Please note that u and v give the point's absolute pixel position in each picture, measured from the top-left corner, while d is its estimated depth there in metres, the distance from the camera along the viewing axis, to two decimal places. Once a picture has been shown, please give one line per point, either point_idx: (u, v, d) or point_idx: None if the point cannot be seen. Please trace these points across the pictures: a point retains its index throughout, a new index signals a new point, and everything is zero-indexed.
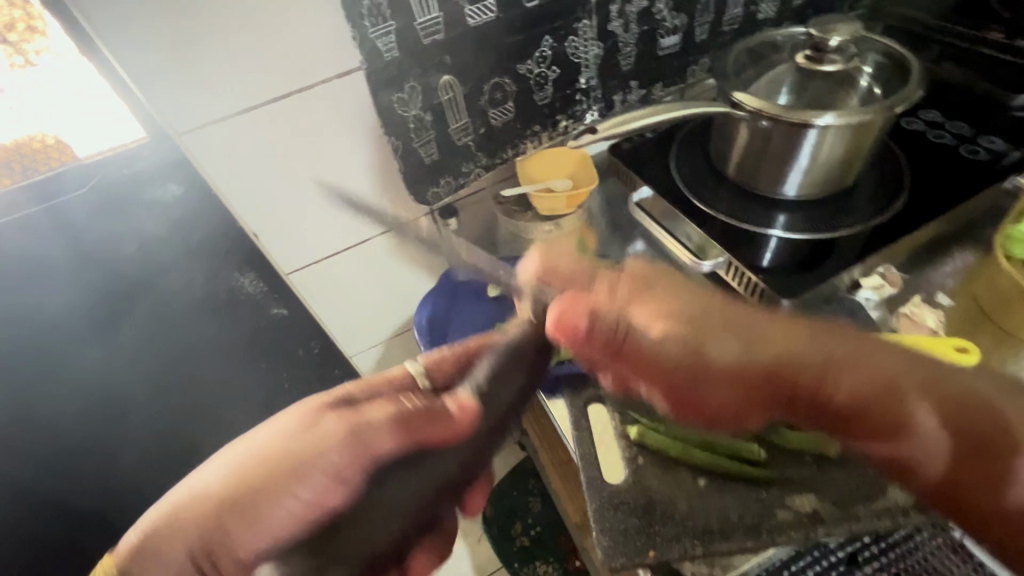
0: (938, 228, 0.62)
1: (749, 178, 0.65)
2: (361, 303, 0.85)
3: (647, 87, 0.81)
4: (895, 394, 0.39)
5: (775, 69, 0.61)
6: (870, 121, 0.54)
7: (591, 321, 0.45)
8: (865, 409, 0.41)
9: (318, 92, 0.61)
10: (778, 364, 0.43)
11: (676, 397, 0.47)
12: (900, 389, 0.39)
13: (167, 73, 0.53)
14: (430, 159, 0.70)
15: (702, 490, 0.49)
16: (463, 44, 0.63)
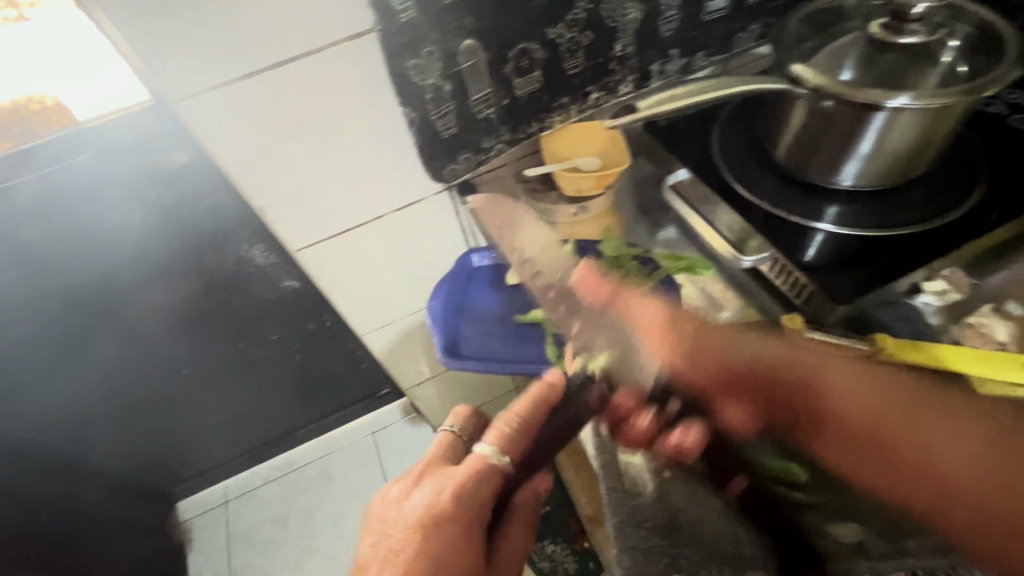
0: (1018, 227, 0.55)
1: (801, 166, 0.58)
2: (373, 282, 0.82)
3: (688, 56, 0.74)
4: (906, 422, 0.40)
5: (841, 40, 0.54)
6: (953, 105, 0.47)
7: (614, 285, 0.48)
8: (879, 430, 0.40)
9: (328, 57, 0.54)
10: (801, 363, 0.43)
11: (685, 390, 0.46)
12: (917, 421, 0.39)
13: (158, 37, 0.48)
14: (447, 134, 0.64)
15: (730, 510, 0.47)
16: (488, 4, 0.57)
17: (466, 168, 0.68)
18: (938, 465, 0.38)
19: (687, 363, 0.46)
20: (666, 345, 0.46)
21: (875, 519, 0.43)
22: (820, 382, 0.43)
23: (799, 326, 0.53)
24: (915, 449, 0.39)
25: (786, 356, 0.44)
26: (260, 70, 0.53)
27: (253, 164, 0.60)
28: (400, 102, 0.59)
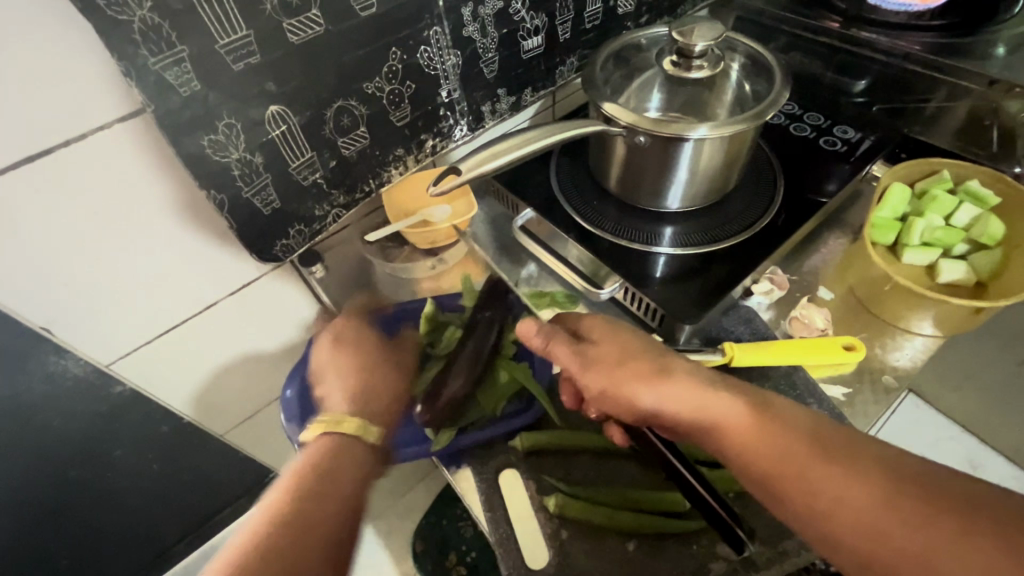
0: (812, 225, 0.64)
1: (632, 195, 0.61)
2: (218, 379, 0.69)
3: (516, 93, 0.75)
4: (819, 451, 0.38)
5: (644, 74, 0.59)
6: (744, 130, 0.52)
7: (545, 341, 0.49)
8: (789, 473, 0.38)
9: (94, 142, 0.45)
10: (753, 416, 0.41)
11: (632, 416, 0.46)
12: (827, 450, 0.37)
13: None
14: (269, 209, 0.57)
15: (633, 557, 0.44)
16: (290, 66, 0.52)
17: (301, 241, 0.62)
18: (880, 530, 0.33)
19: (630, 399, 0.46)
20: (608, 370, 0.46)
21: (755, 529, 0.45)
22: (728, 406, 0.41)
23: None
24: (809, 472, 0.37)
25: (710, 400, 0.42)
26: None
27: (14, 281, 0.47)
28: (201, 185, 0.51)
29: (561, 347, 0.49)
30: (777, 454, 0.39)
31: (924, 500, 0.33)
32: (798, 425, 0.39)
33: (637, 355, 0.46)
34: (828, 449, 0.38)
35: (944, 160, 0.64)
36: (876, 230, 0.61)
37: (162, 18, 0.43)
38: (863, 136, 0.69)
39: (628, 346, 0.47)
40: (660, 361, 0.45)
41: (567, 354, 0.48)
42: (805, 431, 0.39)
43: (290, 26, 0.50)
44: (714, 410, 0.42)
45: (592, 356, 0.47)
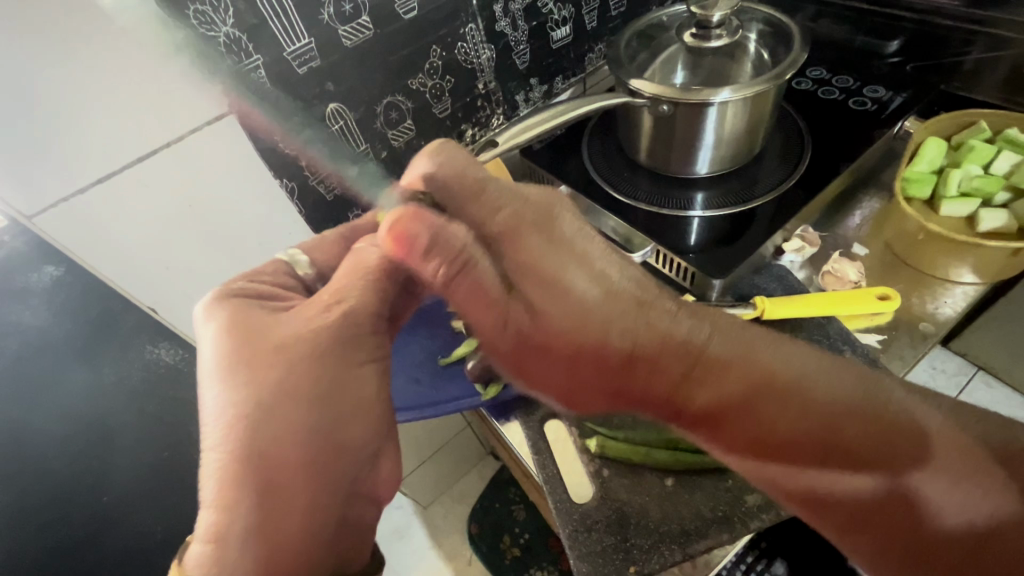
0: (843, 182, 0.65)
1: (662, 164, 0.64)
2: None
3: (547, 82, 0.79)
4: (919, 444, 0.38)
5: (668, 49, 0.62)
6: (766, 91, 0.55)
7: (432, 238, 0.36)
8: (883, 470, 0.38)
9: (190, 142, 0.51)
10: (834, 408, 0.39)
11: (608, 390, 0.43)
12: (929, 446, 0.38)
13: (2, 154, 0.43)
14: (331, 194, 0.66)
15: (671, 491, 0.48)
16: (346, 67, 0.59)
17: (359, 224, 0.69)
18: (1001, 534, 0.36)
19: (584, 365, 0.41)
20: (542, 332, 0.39)
21: None
22: (810, 404, 0.39)
23: None
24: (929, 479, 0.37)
25: (772, 395, 0.39)
26: (114, 170, 0.48)
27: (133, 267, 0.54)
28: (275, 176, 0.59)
29: (466, 284, 0.38)
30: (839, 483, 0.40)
31: (991, 488, 0.37)
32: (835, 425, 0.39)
33: (561, 315, 0.38)
34: (890, 461, 0.38)
35: (979, 112, 0.64)
36: (911, 183, 0.61)
37: (241, 32, 0.52)
38: (893, 94, 0.69)
39: (561, 274, 0.38)
40: (607, 309, 0.39)
41: (470, 297, 0.38)
42: (861, 438, 0.38)
43: (345, 31, 0.57)
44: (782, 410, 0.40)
45: (505, 306, 0.39)
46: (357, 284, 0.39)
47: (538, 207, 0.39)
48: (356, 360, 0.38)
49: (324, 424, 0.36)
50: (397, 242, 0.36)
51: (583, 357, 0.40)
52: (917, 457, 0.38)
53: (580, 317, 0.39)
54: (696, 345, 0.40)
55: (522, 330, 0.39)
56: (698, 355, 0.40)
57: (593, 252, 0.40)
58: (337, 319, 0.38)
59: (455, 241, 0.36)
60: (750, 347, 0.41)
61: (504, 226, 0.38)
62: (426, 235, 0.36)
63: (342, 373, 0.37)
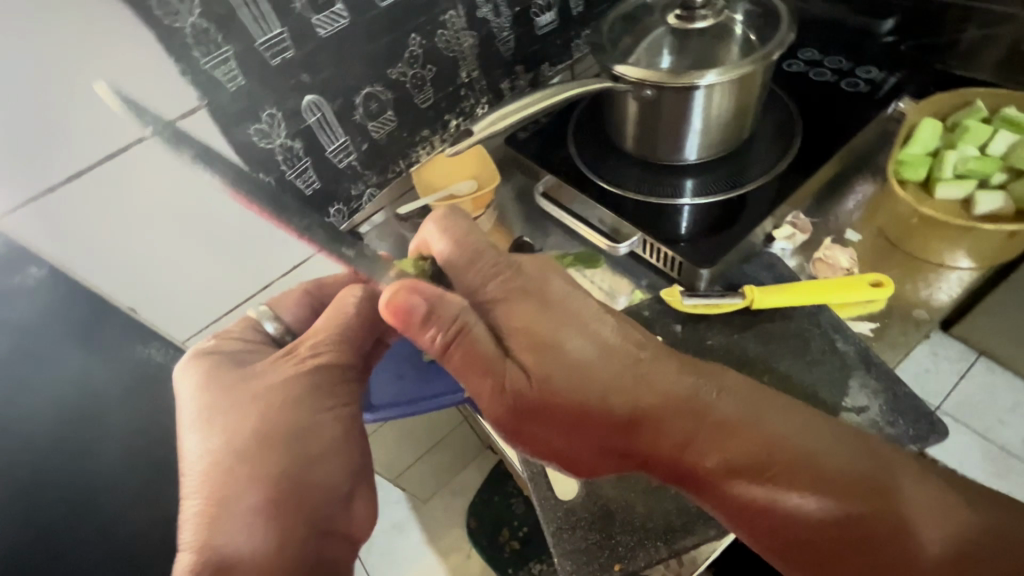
0: (835, 166, 0.63)
1: (650, 151, 0.63)
2: None
3: (533, 69, 0.77)
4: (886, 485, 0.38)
5: (652, 34, 0.59)
6: (753, 72, 0.54)
7: (428, 305, 0.39)
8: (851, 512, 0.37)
9: (160, 138, 0.51)
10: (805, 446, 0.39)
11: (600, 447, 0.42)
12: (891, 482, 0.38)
13: None
14: (312, 190, 0.63)
15: (657, 486, 0.46)
16: (321, 58, 0.58)
17: (341, 220, 0.68)
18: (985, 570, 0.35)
19: (571, 419, 0.41)
20: (542, 398, 0.40)
21: None
22: (776, 438, 0.39)
23: (679, 298, 0.56)
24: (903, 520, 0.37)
25: (742, 428, 0.40)
26: (84, 169, 0.49)
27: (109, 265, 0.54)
28: (252, 171, 0.58)
29: (463, 347, 0.40)
30: (829, 532, 0.37)
31: (963, 516, 0.37)
32: (832, 476, 0.38)
33: (561, 372, 0.41)
34: (879, 520, 0.37)
35: (976, 91, 0.62)
36: (905, 167, 0.59)
37: (209, 22, 0.49)
38: (887, 75, 0.67)
39: (563, 329, 0.41)
40: (598, 363, 0.41)
41: (467, 363, 0.40)
42: (838, 473, 0.38)
43: (318, 21, 0.56)
44: (756, 446, 0.39)
45: (503, 370, 0.40)
46: (339, 333, 0.45)
47: (534, 279, 0.43)
48: (321, 406, 0.43)
49: (296, 468, 0.40)
50: (395, 315, 0.38)
51: (576, 413, 0.41)
52: (893, 494, 0.37)
53: (580, 379, 0.41)
54: (697, 397, 0.41)
55: (522, 394, 0.40)
56: (698, 404, 0.41)
57: (588, 317, 0.43)
58: (313, 370, 0.43)
59: (451, 312, 0.39)
60: (748, 396, 0.42)
61: (498, 292, 0.42)
62: (425, 305, 0.39)
63: (302, 417, 0.42)
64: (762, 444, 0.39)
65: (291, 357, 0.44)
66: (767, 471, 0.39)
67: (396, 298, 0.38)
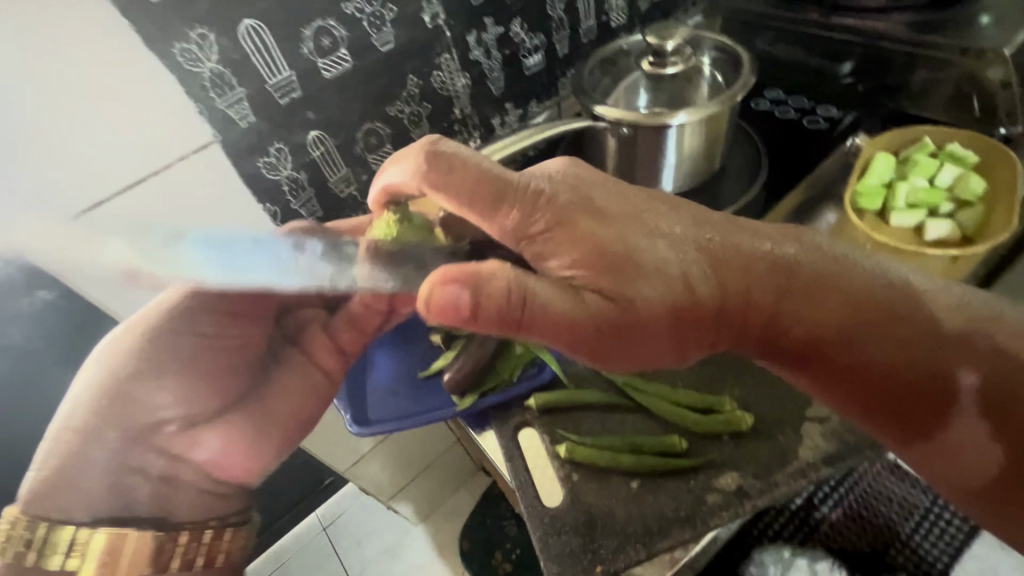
0: (799, 197, 0.67)
1: (629, 182, 0.68)
2: None
3: (522, 106, 0.83)
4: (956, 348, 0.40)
5: (631, 76, 0.66)
6: (720, 112, 0.59)
7: (472, 287, 0.38)
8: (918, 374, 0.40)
9: (175, 171, 0.54)
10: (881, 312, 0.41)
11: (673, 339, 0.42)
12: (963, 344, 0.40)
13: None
14: (314, 218, 0.68)
15: (637, 493, 0.50)
16: (326, 97, 0.63)
17: None
18: None
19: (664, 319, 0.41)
20: (633, 315, 0.40)
21: (748, 466, 0.50)
22: (841, 304, 0.41)
23: None
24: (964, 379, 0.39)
25: (817, 300, 0.41)
26: (102, 200, 0.51)
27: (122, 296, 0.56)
28: (259, 201, 0.62)
29: (535, 305, 0.40)
30: (900, 377, 0.40)
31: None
32: (906, 355, 0.40)
33: (641, 278, 0.40)
34: (937, 375, 0.40)
35: (924, 129, 0.67)
36: (863, 197, 0.64)
37: (225, 67, 0.55)
38: (844, 114, 0.74)
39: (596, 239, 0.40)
40: (669, 248, 0.41)
41: (546, 323, 0.40)
42: (909, 346, 0.40)
43: (324, 64, 0.61)
44: (832, 314, 0.41)
45: (585, 305, 0.40)
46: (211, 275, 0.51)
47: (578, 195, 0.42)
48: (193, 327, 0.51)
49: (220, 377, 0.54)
50: (440, 312, 0.38)
51: (664, 310, 0.40)
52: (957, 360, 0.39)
53: (651, 273, 0.40)
54: (785, 268, 0.42)
55: (603, 314, 0.40)
56: (784, 275, 0.41)
57: (657, 224, 0.42)
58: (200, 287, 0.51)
59: (502, 281, 0.39)
60: (822, 259, 0.43)
61: (547, 223, 0.41)
62: (465, 289, 0.38)
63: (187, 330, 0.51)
64: (849, 306, 0.41)
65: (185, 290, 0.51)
66: (868, 323, 0.40)
67: (436, 293, 0.38)
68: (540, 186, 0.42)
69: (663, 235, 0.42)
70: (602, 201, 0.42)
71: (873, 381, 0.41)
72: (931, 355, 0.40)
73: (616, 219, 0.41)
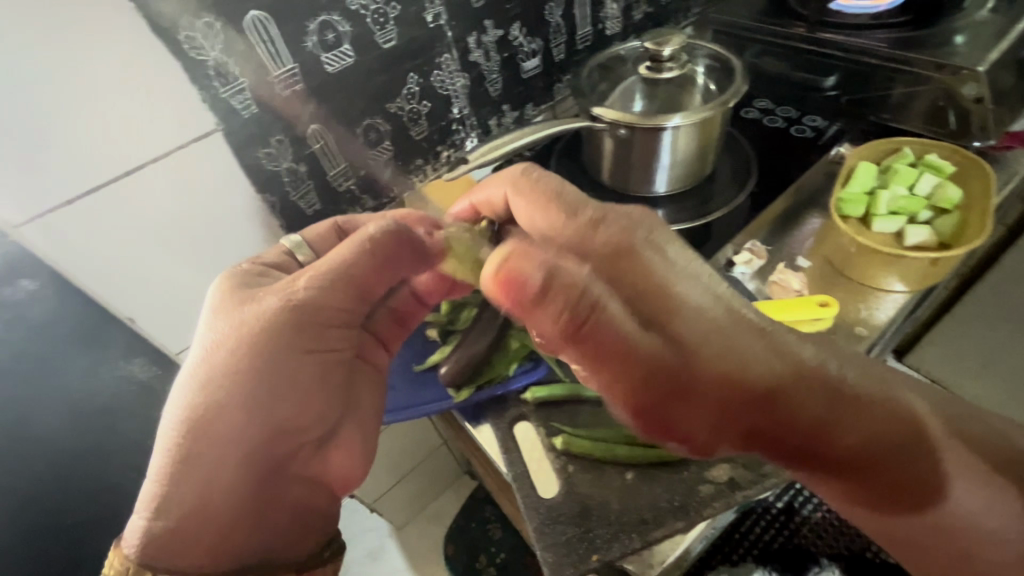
0: (787, 201, 0.70)
1: (623, 183, 0.70)
2: None
3: (519, 108, 0.85)
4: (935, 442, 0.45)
5: (626, 82, 0.68)
6: (712, 117, 0.61)
7: (545, 277, 0.38)
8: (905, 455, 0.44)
9: (173, 159, 0.55)
10: (886, 407, 0.45)
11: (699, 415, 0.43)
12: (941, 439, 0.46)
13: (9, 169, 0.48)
14: (312, 211, 0.68)
15: (631, 483, 0.51)
16: (327, 91, 0.63)
17: None
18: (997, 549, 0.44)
19: (706, 397, 0.42)
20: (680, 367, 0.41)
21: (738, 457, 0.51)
22: (858, 397, 0.44)
23: None
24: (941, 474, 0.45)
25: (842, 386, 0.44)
26: (101, 184, 0.52)
27: (118, 276, 0.57)
28: (259, 191, 0.63)
29: (594, 328, 0.39)
30: (893, 458, 0.44)
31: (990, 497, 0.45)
32: (900, 438, 0.44)
33: (711, 371, 0.41)
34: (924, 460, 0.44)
35: (902, 141, 0.71)
36: (846, 204, 0.66)
37: (229, 57, 0.55)
38: (830, 124, 0.77)
39: (660, 292, 0.42)
40: (725, 324, 0.42)
41: (601, 342, 0.39)
42: (908, 434, 0.44)
43: (327, 58, 0.61)
44: (849, 406, 0.43)
45: (647, 348, 0.40)
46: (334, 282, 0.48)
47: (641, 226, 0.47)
48: (302, 351, 0.48)
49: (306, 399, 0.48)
50: (505, 282, 0.39)
51: (709, 387, 0.42)
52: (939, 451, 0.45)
53: (708, 337, 0.41)
54: (810, 362, 0.44)
55: (666, 369, 0.41)
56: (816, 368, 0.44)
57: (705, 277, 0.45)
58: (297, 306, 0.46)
59: (575, 282, 0.39)
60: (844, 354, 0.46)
61: (613, 241, 0.45)
62: (538, 275, 0.39)
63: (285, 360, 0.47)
64: (865, 395, 0.44)
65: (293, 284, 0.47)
66: (872, 416, 0.44)
67: (512, 264, 0.39)
68: (615, 227, 0.46)
69: (716, 305, 0.43)
70: (669, 275, 0.43)
71: (870, 466, 0.44)
72: (923, 464, 0.44)
73: (682, 274, 0.44)
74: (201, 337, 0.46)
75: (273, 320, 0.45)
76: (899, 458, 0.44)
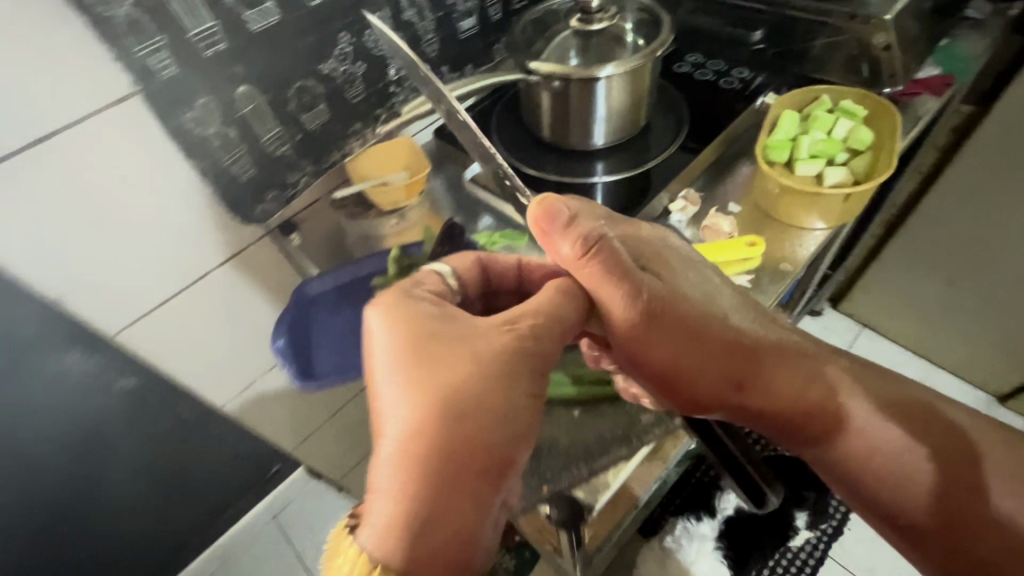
0: (718, 150, 0.74)
1: (563, 138, 0.71)
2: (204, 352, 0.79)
3: (458, 71, 0.84)
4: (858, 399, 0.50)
5: (560, 36, 0.68)
6: (642, 65, 0.63)
7: (572, 213, 0.47)
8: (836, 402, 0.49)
9: (90, 128, 0.55)
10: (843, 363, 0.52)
11: (682, 347, 0.48)
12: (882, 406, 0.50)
13: None
14: (247, 176, 0.66)
15: (578, 419, 0.54)
16: (254, 51, 0.61)
17: (277, 205, 0.71)
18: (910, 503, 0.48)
19: (677, 333, 0.48)
20: (667, 307, 0.47)
21: None
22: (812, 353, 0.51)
23: None
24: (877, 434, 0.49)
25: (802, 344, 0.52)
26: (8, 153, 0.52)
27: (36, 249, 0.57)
28: (187, 155, 0.61)
29: (603, 258, 0.46)
30: (836, 400, 0.49)
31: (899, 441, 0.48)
32: (835, 384, 0.50)
33: (691, 305, 0.48)
34: (849, 408, 0.49)
35: (813, 84, 0.80)
36: (772, 150, 0.70)
37: (141, 13, 0.52)
38: (755, 77, 0.80)
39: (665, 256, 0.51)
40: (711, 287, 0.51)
41: (602, 272, 0.46)
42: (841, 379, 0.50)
43: (249, 16, 0.59)
44: (804, 355, 0.51)
45: (643, 284, 0.47)
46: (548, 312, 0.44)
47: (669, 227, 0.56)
48: (518, 388, 0.40)
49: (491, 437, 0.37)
50: (542, 215, 0.47)
51: (690, 327, 0.48)
52: (865, 403, 0.50)
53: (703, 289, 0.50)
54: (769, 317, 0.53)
55: (659, 300, 0.47)
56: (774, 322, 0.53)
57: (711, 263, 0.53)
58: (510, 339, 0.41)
59: (591, 223, 0.47)
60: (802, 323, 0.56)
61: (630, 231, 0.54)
62: (566, 212, 0.47)
63: (491, 383, 0.39)
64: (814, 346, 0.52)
65: (505, 329, 0.42)
66: (818, 364, 0.51)
67: (549, 202, 0.47)
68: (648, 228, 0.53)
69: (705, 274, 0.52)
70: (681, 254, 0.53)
71: (814, 405, 0.49)
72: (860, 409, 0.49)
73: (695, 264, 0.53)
74: (399, 374, 0.38)
75: (484, 352, 0.39)
76: (837, 405, 0.50)
